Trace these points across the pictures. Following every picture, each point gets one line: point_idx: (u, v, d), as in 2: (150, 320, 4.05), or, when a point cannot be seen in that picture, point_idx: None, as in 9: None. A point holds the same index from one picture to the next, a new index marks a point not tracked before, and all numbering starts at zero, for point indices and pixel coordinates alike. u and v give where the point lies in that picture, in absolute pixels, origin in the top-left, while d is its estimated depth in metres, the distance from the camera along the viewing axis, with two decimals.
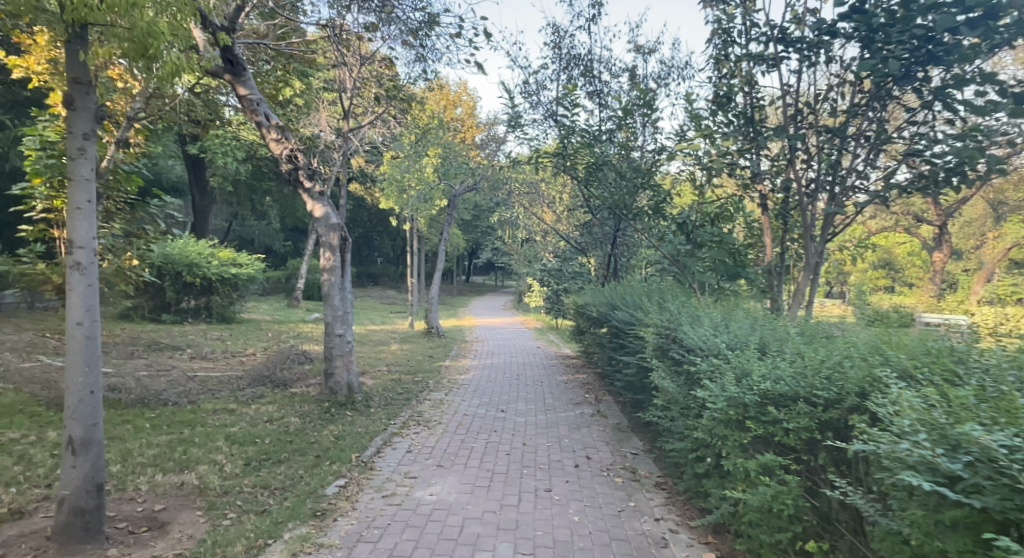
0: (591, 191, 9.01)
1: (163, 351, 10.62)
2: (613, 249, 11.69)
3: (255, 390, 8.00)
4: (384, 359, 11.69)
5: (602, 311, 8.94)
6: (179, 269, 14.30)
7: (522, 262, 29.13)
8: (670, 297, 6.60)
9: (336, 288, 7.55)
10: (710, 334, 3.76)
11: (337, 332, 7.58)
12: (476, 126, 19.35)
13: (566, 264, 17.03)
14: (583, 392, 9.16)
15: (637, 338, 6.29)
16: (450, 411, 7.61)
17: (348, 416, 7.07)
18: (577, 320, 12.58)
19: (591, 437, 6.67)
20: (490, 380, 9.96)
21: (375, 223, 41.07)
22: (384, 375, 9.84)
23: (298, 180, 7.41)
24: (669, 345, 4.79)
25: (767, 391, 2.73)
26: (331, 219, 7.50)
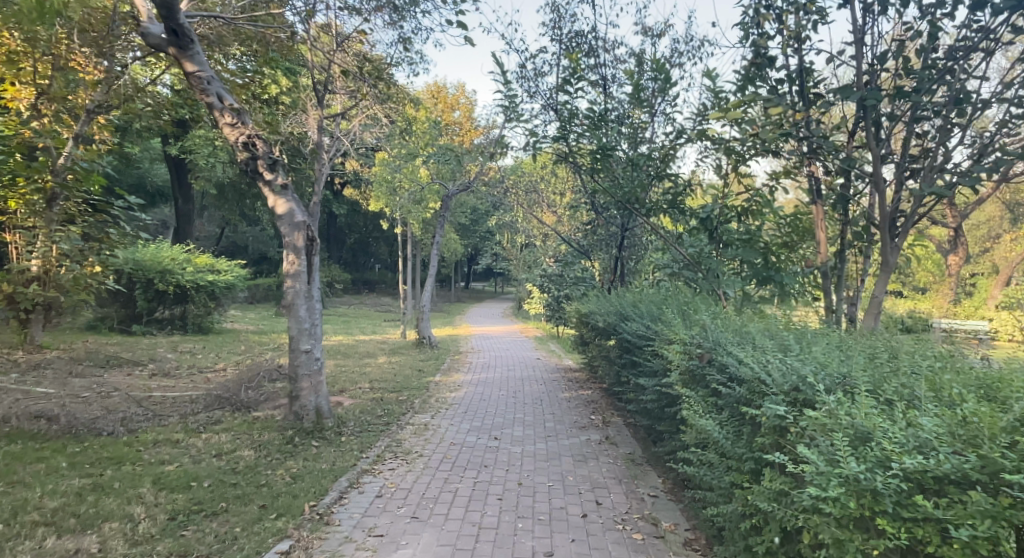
0: (595, 184, 8.02)
1: (121, 368, 9.55)
2: (621, 251, 10.66)
3: (210, 416, 6.92)
4: (367, 374, 10.60)
5: (610, 322, 7.88)
6: (151, 277, 13.28)
7: (522, 267, 28.14)
8: (693, 305, 5.55)
9: (301, 296, 6.49)
10: (776, 362, 2.70)
11: (302, 348, 6.50)
12: (475, 130, 17.84)
13: (567, 269, 16.01)
14: (589, 413, 8.10)
15: (655, 355, 5.26)
16: (434, 439, 6.54)
17: (312, 449, 5.99)
18: (581, 331, 11.51)
19: (600, 474, 5.59)
20: (484, 398, 8.90)
21: (371, 229, 40.10)
22: (363, 395, 8.77)
23: (256, 171, 6.38)
24: (705, 369, 3.75)
25: (915, 472, 1.68)
26: (295, 216, 6.48)
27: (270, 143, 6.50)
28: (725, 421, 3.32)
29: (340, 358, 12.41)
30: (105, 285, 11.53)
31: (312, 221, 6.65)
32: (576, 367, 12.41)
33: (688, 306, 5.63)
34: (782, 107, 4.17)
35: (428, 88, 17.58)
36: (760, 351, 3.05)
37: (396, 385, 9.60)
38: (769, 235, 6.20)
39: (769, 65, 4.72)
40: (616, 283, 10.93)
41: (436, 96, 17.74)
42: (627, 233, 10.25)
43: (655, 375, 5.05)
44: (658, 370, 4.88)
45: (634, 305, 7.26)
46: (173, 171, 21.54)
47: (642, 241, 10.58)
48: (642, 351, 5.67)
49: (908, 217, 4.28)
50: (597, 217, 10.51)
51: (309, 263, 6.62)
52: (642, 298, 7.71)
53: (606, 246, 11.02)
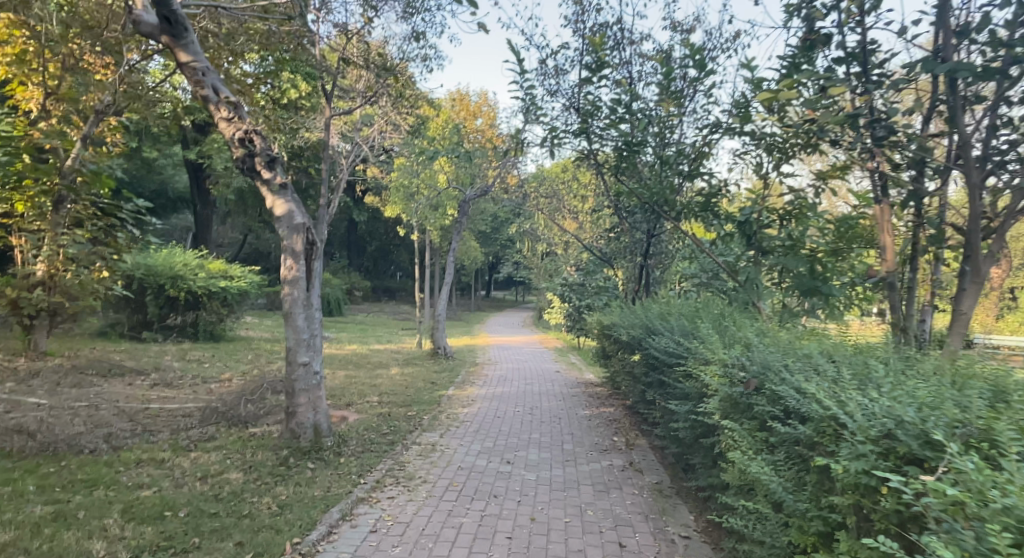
0: (619, 185, 7.45)
1: (123, 377, 9.19)
2: (646, 259, 10.02)
3: (203, 432, 6.47)
4: (379, 387, 10.10)
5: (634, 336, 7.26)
6: (162, 282, 13.04)
7: (543, 276, 27.57)
8: (733, 320, 4.92)
9: (299, 305, 6.01)
10: (862, 398, 2.08)
11: (299, 361, 6.01)
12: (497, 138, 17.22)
13: (588, 278, 15.40)
14: (611, 434, 7.47)
15: (687, 375, 4.64)
16: (441, 462, 5.98)
17: (307, 472, 5.48)
18: (603, 344, 10.86)
19: (624, 509, 4.96)
20: (498, 416, 8.32)
21: (392, 236, 39.94)
22: (370, 410, 8.26)
23: (254, 169, 6.00)
24: (753, 398, 3.13)
25: None
26: (294, 218, 6.04)
27: (269, 140, 6.12)
28: (785, 467, 2.70)
29: (351, 368, 11.95)
30: (111, 290, 11.32)
31: (313, 224, 6.20)
32: (597, 381, 11.75)
33: (727, 321, 5.00)
34: (846, 87, 3.55)
35: (451, 98, 17.12)
36: (830, 384, 2.43)
37: (408, 399, 9.09)
38: (817, 242, 5.55)
39: (823, 43, 4.11)
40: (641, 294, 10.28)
41: (460, 106, 17.23)
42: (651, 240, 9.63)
43: (688, 400, 4.44)
44: (691, 393, 4.27)
45: (660, 316, 6.65)
46: (193, 176, 21.50)
47: (671, 248, 9.92)
48: (670, 369, 5.08)
49: (994, 219, 3.61)
50: (622, 222, 9.90)
51: (308, 269, 6.15)
52: (670, 308, 7.10)
53: (628, 254, 10.38)
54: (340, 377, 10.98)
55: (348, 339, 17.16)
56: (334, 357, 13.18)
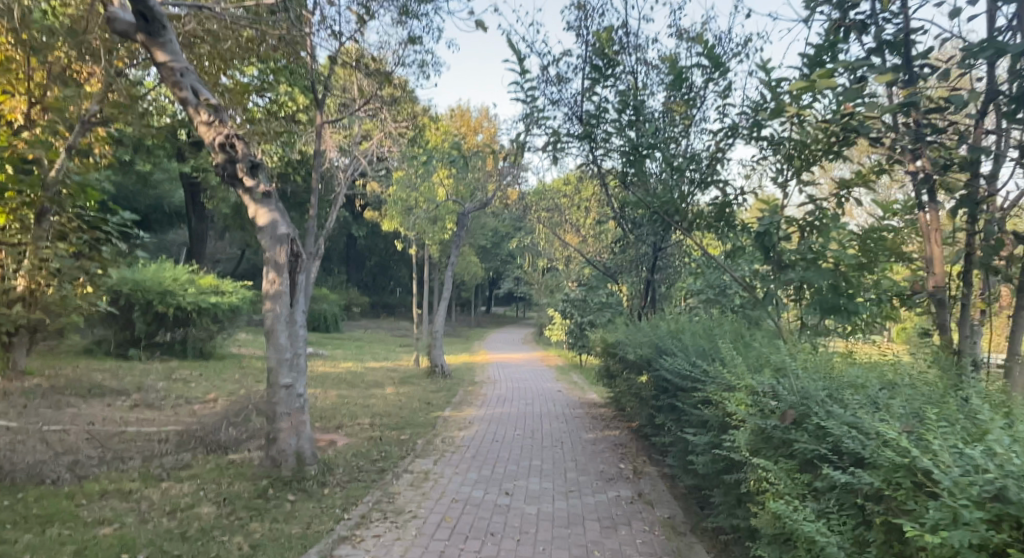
0: (625, 195, 7.05)
1: (101, 398, 8.71)
2: (652, 274, 9.60)
3: (178, 459, 5.98)
4: (371, 408, 9.61)
5: (641, 355, 6.81)
6: (150, 297, 12.61)
7: (544, 292, 27.16)
8: (755, 340, 4.47)
9: (282, 321, 5.57)
10: (957, 445, 1.64)
11: (282, 382, 5.56)
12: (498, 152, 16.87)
13: (590, 295, 14.99)
14: (617, 461, 6.99)
15: (706, 401, 4.19)
16: (434, 493, 5.49)
17: (287, 505, 5.00)
18: (607, 363, 10.40)
19: (637, 549, 4.48)
20: (496, 439, 7.83)
21: (391, 251, 39.60)
22: (361, 433, 7.78)
23: (235, 176, 5.64)
24: (792, 434, 2.68)
25: None
26: (278, 228, 5.65)
27: (251, 146, 5.79)
28: (840, 521, 2.24)
29: (344, 387, 11.48)
30: (95, 305, 10.94)
31: (298, 235, 5.80)
32: (600, 402, 11.27)
33: (748, 340, 4.56)
34: (894, 75, 3.15)
35: (453, 112, 17.10)
36: (901, 423, 2.00)
37: (402, 422, 8.61)
38: (841, 255, 5.13)
39: (856, 34, 3.73)
40: (646, 310, 9.87)
41: (461, 121, 17.21)
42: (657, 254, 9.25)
43: (708, 429, 3.98)
44: (712, 423, 3.82)
45: (669, 335, 6.22)
46: (188, 190, 21.16)
47: (679, 264, 9.53)
48: (685, 393, 4.64)
49: None
50: (627, 235, 9.52)
51: (292, 283, 5.73)
52: (679, 326, 6.67)
53: (633, 269, 9.98)
54: (331, 397, 10.49)
55: (343, 357, 16.68)
56: (327, 376, 12.72)
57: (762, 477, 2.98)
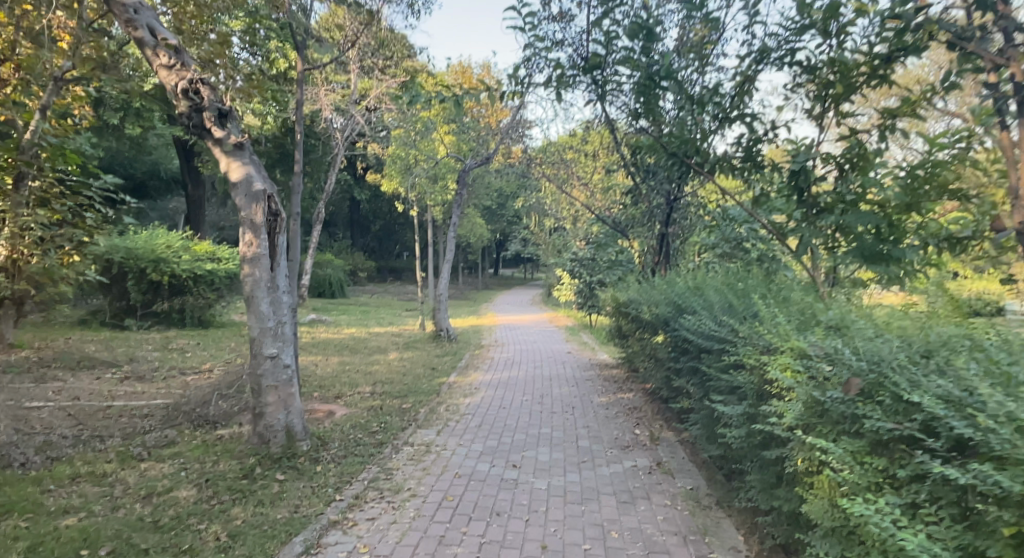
0: (637, 140, 6.42)
1: (91, 371, 8.37)
2: (666, 227, 9.01)
3: (162, 437, 5.59)
4: (374, 375, 9.21)
5: (657, 314, 6.29)
6: (143, 266, 12.19)
7: (551, 251, 26.61)
8: (793, 293, 3.92)
9: (262, 286, 5.08)
10: None
11: (266, 353, 5.10)
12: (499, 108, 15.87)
13: (599, 253, 14.41)
14: (632, 426, 6.56)
15: (735, 365, 3.69)
16: (435, 468, 5.08)
17: (275, 486, 4.60)
18: (619, 322, 9.90)
19: (658, 528, 4.05)
20: (503, 406, 7.42)
21: (395, 215, 39.01)
22: (360, 403, 7.37)
23: (202, 125, 5.11)
24: (858, 408, 2.16)
25: None
26: (253, 183, 5.10)
27: (220, 93, 5.25)
28: (935, 524, 1.73)
29: (347, 354, 11.10)
30: (84, 274, 10.56)
31: (275, 190, 5.25)
32: (612, 363, 10.84)
33: (785, 294, 4.00)
34: None
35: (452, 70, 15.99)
36: None
37: (405, 389, 8.20)
38: (887, 195, 4.51)
39: None
40: (661, 265, 9.33)
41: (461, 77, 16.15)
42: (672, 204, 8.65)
43: (741, 396, 3.47)
44: (747, 389, 3.30)
45: (689, 290, 5.68)
46: (183, 156, 20.52)
47: (695, 215, 8.93)
48: (712, 355, 4.12)
49: None
50: (639, 184, 8.90)
51: (272, 245, 5.21)
52: (699, 281, 6.12)
53: (647, 222, 9.38)
54: (333, 365, 10.11)
55: (348, 322, 16.32)
56: (329, 343, 12.35)
57: (816, 456, 2.48)
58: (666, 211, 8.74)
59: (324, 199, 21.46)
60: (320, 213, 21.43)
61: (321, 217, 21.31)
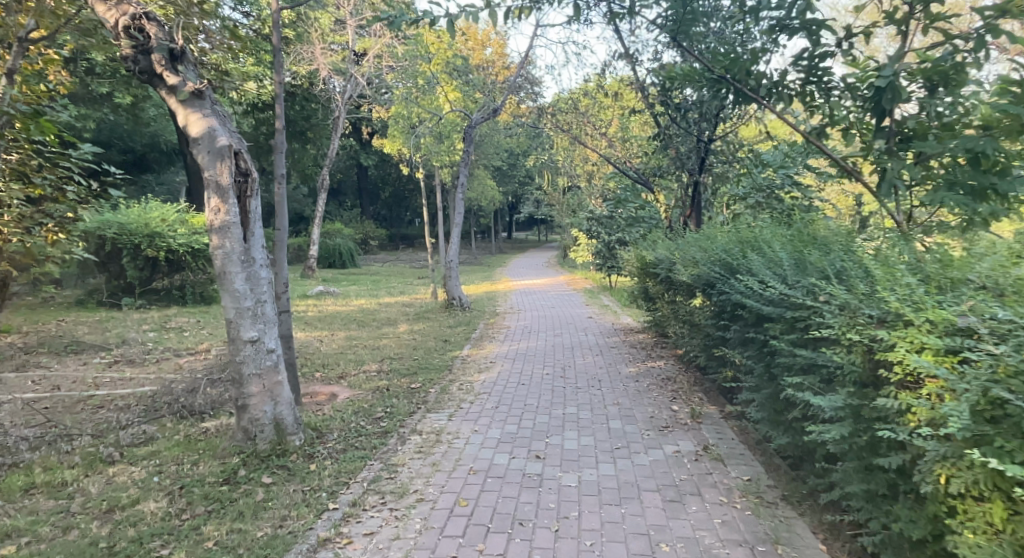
0: (671, 71, 5.50)
1: (78, 356, 7.82)
2: (698, 176, 8.15)
3: (139, 433, 4.98)
4: (382, 351, 8.52)
5: (694, 274, 5.45)
6: (137, 241, 11.62)
7: (566, 212, 25.64)
8: (890, 242, 3.06)
9: (235, 259, 4.32)
10: None
11: (245, 336, 4.39)
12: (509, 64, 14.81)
13: (618, 211, 13.50)
14: (670, 401, 5.81)
15: (818, 340, 2.88)
16: (446, 462, 4.39)
17: (259, 493, 3.94)
18: (645, 285, 9.06)
19: (717, 536, 3.31)
20: (522, 381, 6.72)
21: (404, 180, 38.09)
22: (365, 384, 6.69)
23: (151, 69, 4.28)
24: None
25: None
26: (216, 137, 4.29)
27: (170, 30, 4.41)
28: None
29: (354, 328, 10.44)
30: (72, 253, 9.96)
31: (243, 145, 4.43)
32: (638, 328, 10.06)
33: (878, 244, 3.14)
34: None
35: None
36: None
37: (414, 366, 7.50)
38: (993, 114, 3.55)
39: None
40: (692, 219, 8.61)
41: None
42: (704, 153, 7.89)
43: (834, 379, 2.64)
44: (844, 372, 2.48)
45: (737, 244, 4.81)
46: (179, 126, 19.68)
47: (728, 164, 8.12)
48: (781, 325, 3.29)
49: None
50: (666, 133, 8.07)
51: (244, 211, 4.42)
52: (743, 234, 5.26)
53: (672, 174, 8.55)
54: (339, 340, 9.44)
55: (357, 293, 15.67)
56: (336, 315, 11.70)
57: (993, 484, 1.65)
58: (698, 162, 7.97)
59: (327, 165, 20.59)
60: (324, 181, 20.61)
61: (324, 185, 20.48)
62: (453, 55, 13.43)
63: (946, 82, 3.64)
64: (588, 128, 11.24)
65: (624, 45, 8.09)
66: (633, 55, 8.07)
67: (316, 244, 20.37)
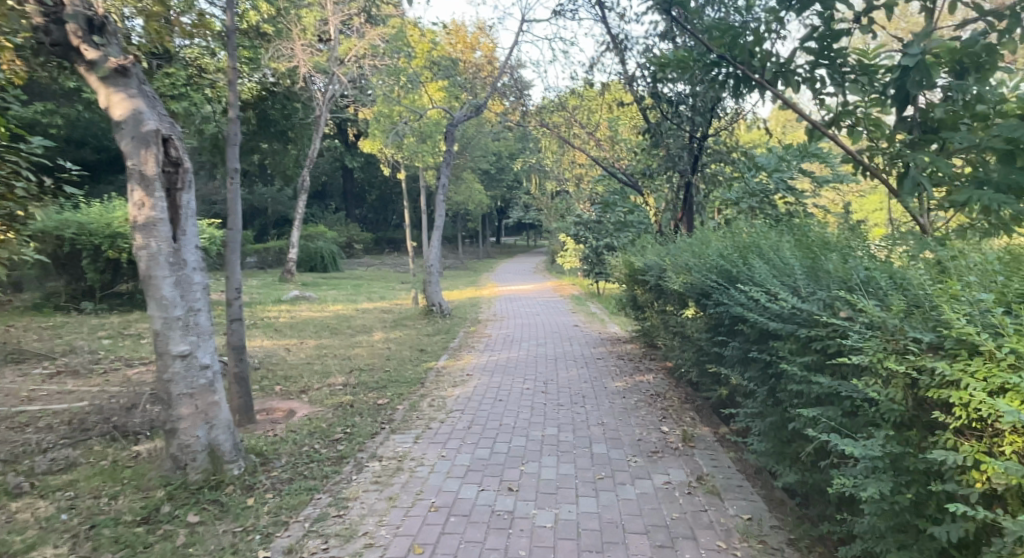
0: (662, 57, 5.00)
1: (19, 366, 7.19)
2: (691, 175, 7.67)
3: (59, 458, 4.38)
4: (352, 362, 7.93)
5: (686, 282, 4.94)
6: (97, 243, 10.92)
7: (554, 217, 25.19)
8: (924, 247, 2.57)
9: (163, 260, 3.76)
10: None
11: (174, 350, 3.82)
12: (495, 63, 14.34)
13: (606, 215, 13.04)
14: (659, 422, 5.31)
15: (841, 366, 2.37)
16: (405, 496, 3.84)
17: (180, 536, 3.35)
18: (634, 293, 8.56)
19: None
20: (499, 396, 6.17)
21: (391, 184, 37.49)
22: (327, 399, 6.11)
23: (69, 42, 3.74)
24: None
25: None
26: (142, 121, 3.74)
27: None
28: None
29: (326, 335, 9.84)
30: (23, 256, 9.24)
31: (176, 132, 3.88)
32: (626, 339, 9.54)
33: (908, 250, 2.64)
34: None
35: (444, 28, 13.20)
36: None
37: (384, 379, 6.93)
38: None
39: None
40: (682, 220, 8.17)
41: (456, 39, 13.13)
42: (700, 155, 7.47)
43: (865, 417, 2.13)
44: (881, 411, 1.96)
45: (736, 247, 4.32)
46: None
47: (724, 163, 7.67)
48: (791, 344, 2.78)
49: None
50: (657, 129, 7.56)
51: (174, 206, 3.86)
52: (741, 238, 4.77)
53: (661, 173, 8.08)
54: (308, 349, 8.82)
55: (335, 298, 15.04)
56: (310, 322, 11.09)
57: None
58: (692, 163, 7.54)
59: (308, 166, 19.96)
60: (305, 182, 19.97)
61: (304, 186, 19.86)
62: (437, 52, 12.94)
63: (979, 66, 3.14)
64: (577, 128, 10.72)
65: (612, 36, 7.63)
66: (622, 47, 7.62)
67: (296, 246, 19.70)
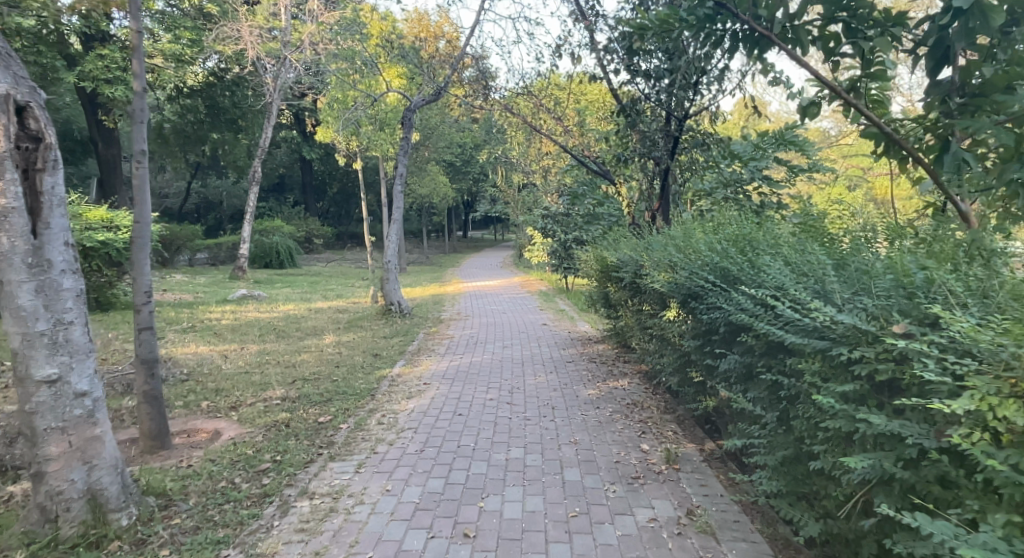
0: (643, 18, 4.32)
1: None
2: (669, 161, 7.08)
3: None
4: (296, 370, 7.13)
5: (668, 281, 4.35)
6: None
7: (521, 209, 24.49)
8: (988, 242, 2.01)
9: (18, 259, 2.95)
10: None
11: (39, 374, 3.02)
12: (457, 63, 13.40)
13: (574, 207, 12.45)
14: (638, 437, 4.72)
15: (906, 404, 1.78)
16: (338, 548, 3.13)
17: None
18: (607, 290, 7.97)
19: None
20: (458, 409, 5.46)
21: (353, 176, 36.21)
22: (260, 417, 5.33)
23: None
24: None
25: None
26: None
27: None
28: None
29: (271, 339, 8.96)
30: None
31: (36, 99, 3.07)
32: (598, 339, 8.94)
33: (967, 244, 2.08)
34: None
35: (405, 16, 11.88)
36: None
37: (329, 391, 6.15)
38: None
39: None
40: (656, 210, 7.61)
41: (418, 27, 11.81)
42: (679, 141, 6.89)
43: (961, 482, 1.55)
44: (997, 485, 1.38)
45: (727, 240, 3.72)
46: (87, 109, 17.17)
47: (703, 148, 7.11)
48: (819, 365, 2.19)
49: None
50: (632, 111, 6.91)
51: (34, 192, 3.05)
52: (730, 230, 4.19)
53: (634, 159, 7.47)
54: (248, 356, 7.95)
55: (288, 297, 14.07)
56: (255, 323, 10.18)
57: None
58: (672, 149, 6.93)
59: (260, 156, 18.82)
60: (256, 173, 18.81)
61: (256, 177, 18.71)
62: (393, 33, 12.08)
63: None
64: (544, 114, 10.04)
65: (581, 7, 6.94)
66: (591, 20, 6.93)
67: (248, 241, 18.56)
